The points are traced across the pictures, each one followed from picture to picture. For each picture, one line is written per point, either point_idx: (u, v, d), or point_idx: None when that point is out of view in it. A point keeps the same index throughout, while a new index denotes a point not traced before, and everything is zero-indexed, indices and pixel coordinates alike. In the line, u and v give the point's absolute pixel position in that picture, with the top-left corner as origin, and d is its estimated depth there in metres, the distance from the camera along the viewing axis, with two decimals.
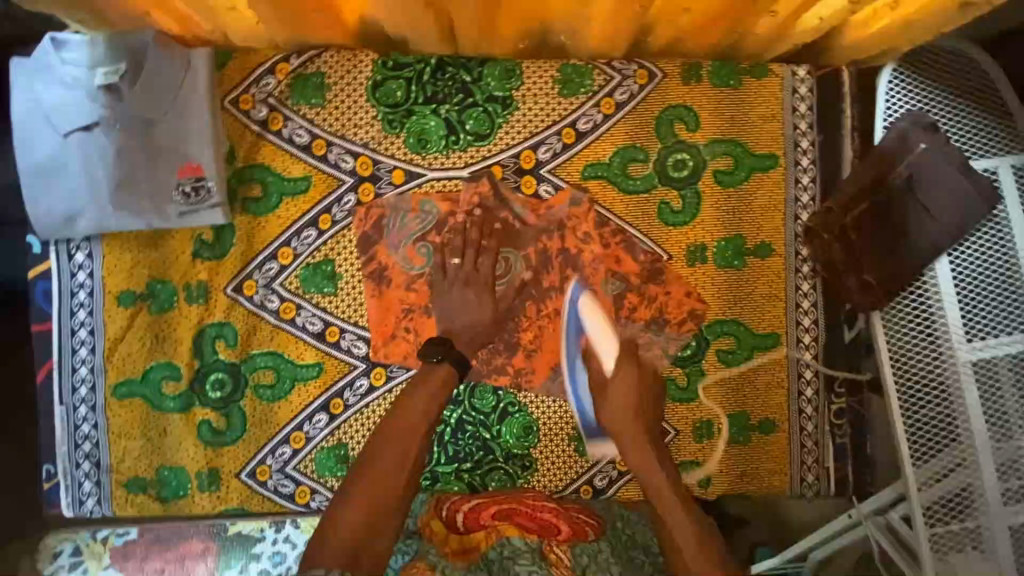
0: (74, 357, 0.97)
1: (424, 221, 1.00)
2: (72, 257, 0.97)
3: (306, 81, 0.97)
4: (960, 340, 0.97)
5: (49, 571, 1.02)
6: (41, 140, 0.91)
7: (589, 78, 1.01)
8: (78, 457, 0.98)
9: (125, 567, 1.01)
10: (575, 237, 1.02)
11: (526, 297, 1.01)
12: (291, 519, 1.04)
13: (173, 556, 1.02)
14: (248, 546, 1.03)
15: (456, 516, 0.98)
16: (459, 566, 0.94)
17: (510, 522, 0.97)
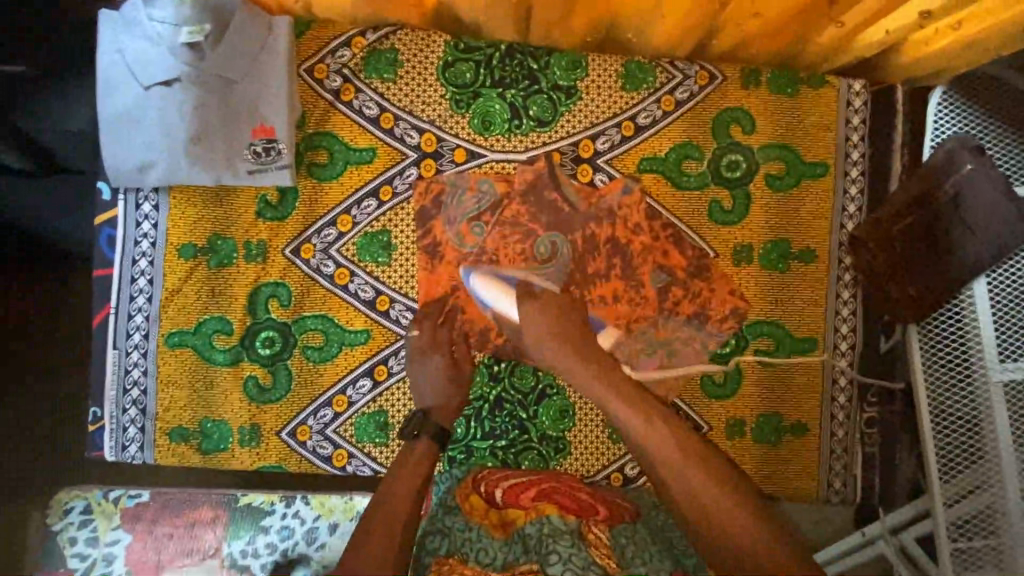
0: (131, 305, 1.00)
1: (481, 200, 1.02)
2: (139, 206, 1.00)
3: (379, 56, 1.01)
4: (993, 361, 0.96)
5: (59, 526, 1.09)
6: (122, 90, 0.94)
7: (651, 75, 1.04)
8: (126, 403, 1.00)
9: (135, 529, 1.09)
10: (626, 227, 1.04)
11: (572, 283, 1.02)
12: (302, 495, 1.14)
13: (181, 522, 1.10)
14: (257, 518, 1.12)
15: (494, 491, 0.96)
16: (497, 538, 0.89)
17: (549, 501, 0.93)
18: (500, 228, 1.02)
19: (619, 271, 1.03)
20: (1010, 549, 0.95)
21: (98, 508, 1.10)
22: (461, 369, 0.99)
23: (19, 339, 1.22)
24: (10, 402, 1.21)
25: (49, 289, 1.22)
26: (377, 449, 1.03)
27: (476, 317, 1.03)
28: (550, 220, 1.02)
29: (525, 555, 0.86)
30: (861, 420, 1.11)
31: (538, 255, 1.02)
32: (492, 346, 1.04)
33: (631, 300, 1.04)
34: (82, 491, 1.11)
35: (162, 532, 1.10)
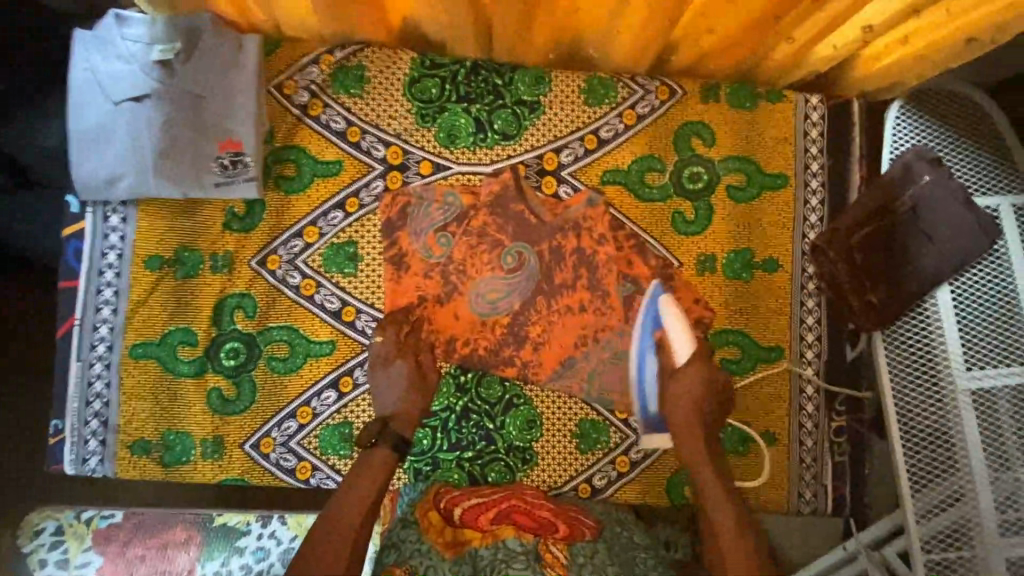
0: (95, 316, 1.00)
1: (447, 212, 1.03)
2: (107, 218, 1.01)
3: (347, 73, 1.03)
4: (959, 368, 0.98)
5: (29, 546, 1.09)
6: (92, 106, 0.96)
7: (613, 90, 1.07)
8: (87, 415, 0.99)
9: (107, 550, 1.08)
10: (592, 237, 1.04)
11: (538, 292, 1.03)
12: (279, 515, 1.13)
13: (154, 544, 1.10)
14: (232, 539, 1.11)
15: (453, 509, 0.95)
16: (446, 557, 0.88)
17: (508, 523, 0.93)
18: (466, 238, 1.03)
19: (585, 281, 1.03)
20: (983, 561, 0.95)
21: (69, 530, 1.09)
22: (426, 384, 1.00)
23: (19, 339, 1.20)
24: (10, 402, 1.20)
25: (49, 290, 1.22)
26: (341, 462, 1.02)
27: (444, 328, 1.03)
28: (516, 231, 1.03)
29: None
30: (829, 429, 1.10)
31: (504, 265, 1.03)
32: (458, 356, 1.04)
33: (599, 309, 1.04)
34: (54, 510, 1.10)
35: (133, 554, 1.08)
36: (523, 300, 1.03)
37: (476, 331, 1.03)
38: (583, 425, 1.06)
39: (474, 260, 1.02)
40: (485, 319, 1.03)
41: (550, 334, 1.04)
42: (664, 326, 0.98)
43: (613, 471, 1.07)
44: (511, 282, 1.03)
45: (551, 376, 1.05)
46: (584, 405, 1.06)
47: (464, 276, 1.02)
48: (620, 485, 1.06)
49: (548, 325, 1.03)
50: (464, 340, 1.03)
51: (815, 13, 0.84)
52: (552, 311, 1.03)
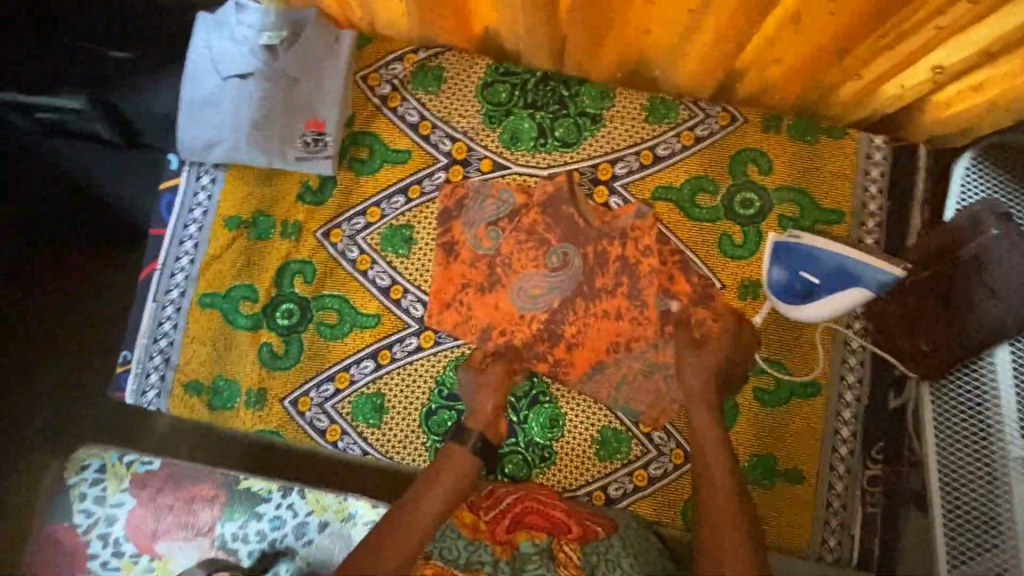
0: (175, 264, 1.10)
1: (500, 207, 1.08)
2: (199, 178, 1.12)
3: (427, 71, 1.12)
4: (1012, 432, 0.93)
5: (75, 479, 1.27)
6: (205, 80, 1.08)
7: (674, 111, 1.11)
8: (153, 350, 1.09)
9: (141, 492, 1.25)
10: (637, 248, 1.06)
11: (578, 293, 1.06)
12: (299, 489, 1.26)
13: (183, 496, 1.26)
14: (254, 503, 1.25)
15: (472, 505, 0.97)
16: (463, 533, 0.93)
17: (521, 526, 0.95)
18: (516, 234, 1.07)
19: (625, 289, 1.05)
20: None
21: (111, 469, 1.27)
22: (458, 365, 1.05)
23: (22, 338, 1.38)
24: (12, 401, 1.38)
25: (47, 292, 1.39)
26: (369, 430, 1.07)
27: (482, 316, 1.07)
28: (564, 232, 1.06)
29: (492, 568, 0.89)
30: (862, 476, 1.07)
31: (549, 264, 1.06)
32: (493, 345, 1.07)
33: (633, 319, 1.05)
34: (100, 452, 1.28)
35: (163, 502, 1.25)
36: (562, 299, 1.06)
37: (514, 323, 1.07)
38: (604, 433, 1.07)
39: (518, 254, 1.06)
40: (524, 313, 1.06)
41: (584, 336, 1.06)
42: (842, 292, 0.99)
43: (630, 483, 1.06)
44: (554, 281, 1.06)
45: (582, 378, 1.07)
46: (608, 413, 1.07)
47: (509, 270, 1.07)
48: (636, 499, 1.06)
49: (583, 326, 1.06)
50: (500, 331, 1.07)
51: (891, 48, 0.85)
52: (588, 313, 1.05)
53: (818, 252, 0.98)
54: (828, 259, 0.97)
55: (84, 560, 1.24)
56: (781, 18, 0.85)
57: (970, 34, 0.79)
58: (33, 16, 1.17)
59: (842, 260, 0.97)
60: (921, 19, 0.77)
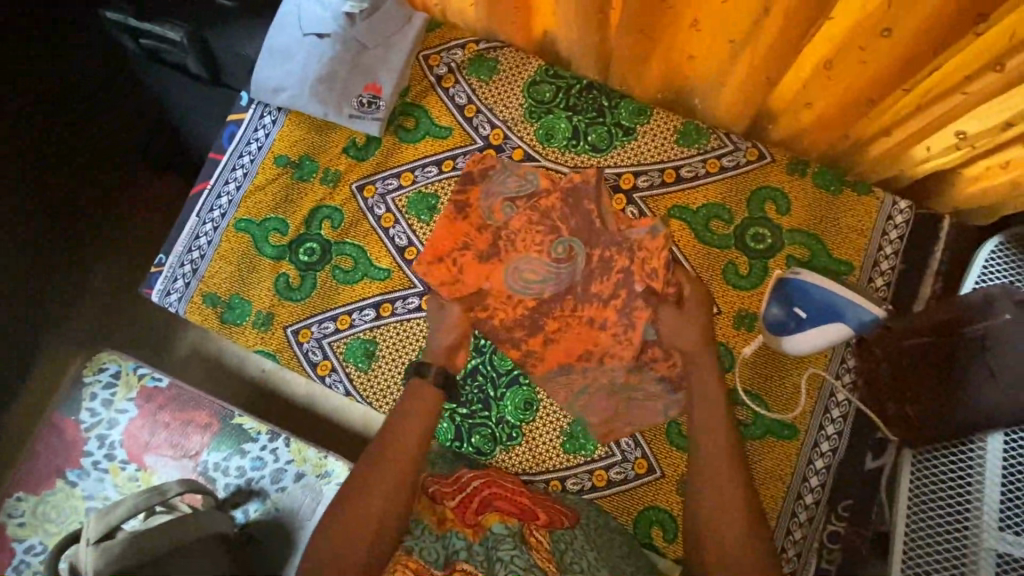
0: (223, 187, 1.21)
1: (523, 186, 1.03)
2: (262, 117, 1.24)
3: (483, 61, 1.21)
4: (991, 524, 0.91)
5: (90, 378, 1.38)
6: (288, 32, 1.21)
7: (705, 138, 1.15)
8: (185, 259, 1.19)
9: (145, 405, 1.37)
10: (642, 271, 0.99)
11: (570, 292, 1.03)
12: (285, 438, 1.37)
13: (179, 419, 1.37)
14: (241, 441, 1.36)
15: (441, 495, 0.96)
16: (433, 531, 0.90)
17: (489, 510, 0.93)
18: (530, 214, 1.03)
19: (618, 303, 1.02)
20: None
21: (124, 377, 1.39)
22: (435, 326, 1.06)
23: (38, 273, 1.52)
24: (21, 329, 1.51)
25: (74, 233, 1.55)
26: (356, 373, 1.13)
27: (471, 285, 1.03)
28: (578, 225, 1.02)
29: (466, 553, 0.86)
30: (823, 530, 1.05)
31: (556, 255, 1.01)
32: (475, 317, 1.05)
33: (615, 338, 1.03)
34: (119, 358, 1.39)
35: (162, 418, 1.37)
36: (555, 292, 1.03)
37: (500, 303, 1.05)
38: (574, 427, 1.10)
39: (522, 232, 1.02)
40: (513, 295, 1.04)
41: (562, 334, 1.05)
42: (830, 328, 1.01)
43: (588, 481, 1.09)
44: (556, 270, 1.02)
45: (551, 371, 1.08)
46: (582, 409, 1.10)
47: (511, 246, 1.02)
48: (590, 497, 1.09)
49: (567, 324, 1.04)
50: (486, 304, 1.05)
51: (920, 109, 0.88)
52: (572, 314, 1.04)
53: (812, 288, 1.01)
54: (819, 295, 1.00)
55: (78, 456, 1.35)
56: (816, 61, 0.90)
57: (997, 104, 0.80)
58: (34, 17, 1.42)
59: (835, 297, 1.00)
60: (950, 83, 0.80)
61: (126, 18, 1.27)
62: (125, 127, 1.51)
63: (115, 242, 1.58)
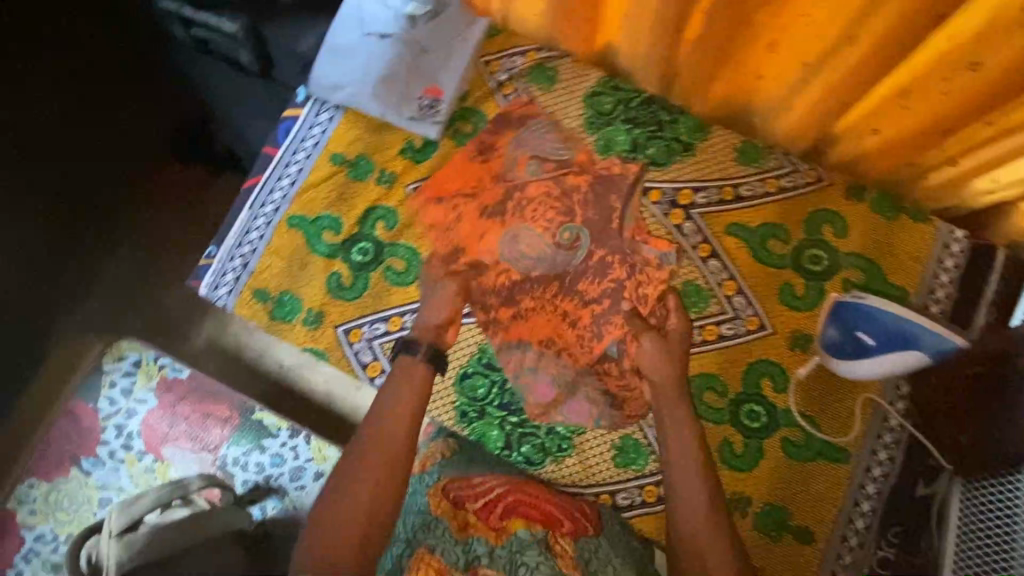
0: (276, 182, 1.20)
1: (555, 150, 1.08)
2: (318, 114, 1.22)
3: (543, 70, 1.21)
4: None
5: (111, 365, 1.43)
6: (348, 31, 1.20)
7: (764, 158, 1.15)
8: (235, 254, 1.17)
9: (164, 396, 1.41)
10: (633, 291, 1.03)
11: (557, 278, 1.05)
12: (306, 434, 1.38)
13: (198, 411, 1.40)
14: (260, 435, 1.38)
15: (463, 499, 0.93)
16: (454, 536, 0.88)
17: (514, 514, 0.92)
18: (551, 184, 1.05)
19: (596, 309, 1.04)
20: None
21: (144, 368, 1.42)
22: (430, 300, 1.03)
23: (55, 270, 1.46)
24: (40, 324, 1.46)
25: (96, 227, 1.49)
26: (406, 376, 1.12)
27: (466, 235, 1.06)
28: (595, 217, 1.04)
29: (488, 559, 0.86)
30: (873, 555, 1.05)
31: (559, 239, 1.04)
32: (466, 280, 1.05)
33: (586, 336, 1.05)
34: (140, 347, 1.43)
35: (181, 410, 1.39)
36: (542, 273, 1.05)
37: (492, 270, 1.05)
38: (621, 440, 1.10)
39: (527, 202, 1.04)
40: (501, 262, 1.05)
41: (537, 316, 1.06)
42: (892, 356, 1.02)
43: (638, 497, 1.09)
44: (553, 253, 1.04)
45: (533, 348, 1.08)
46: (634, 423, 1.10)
47: (517, 211, 1.05)
48: (639, 513, 1.08)
49: (541, 306, 1.06)
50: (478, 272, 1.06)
51: (994, 141, 0.88)
52: (552, 301, 1.05)
53: (879, 312, 1.00)
54: (883, 320, 1.01)
55: (94, 443, 1.39)
56: (886, 92, 0.91)
57: None
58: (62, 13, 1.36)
59: (905, 325, 1.00)
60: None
61: (180, 6, 1.27)
62: (145, 115, 1.48)
63: (136, 233, 1.53)
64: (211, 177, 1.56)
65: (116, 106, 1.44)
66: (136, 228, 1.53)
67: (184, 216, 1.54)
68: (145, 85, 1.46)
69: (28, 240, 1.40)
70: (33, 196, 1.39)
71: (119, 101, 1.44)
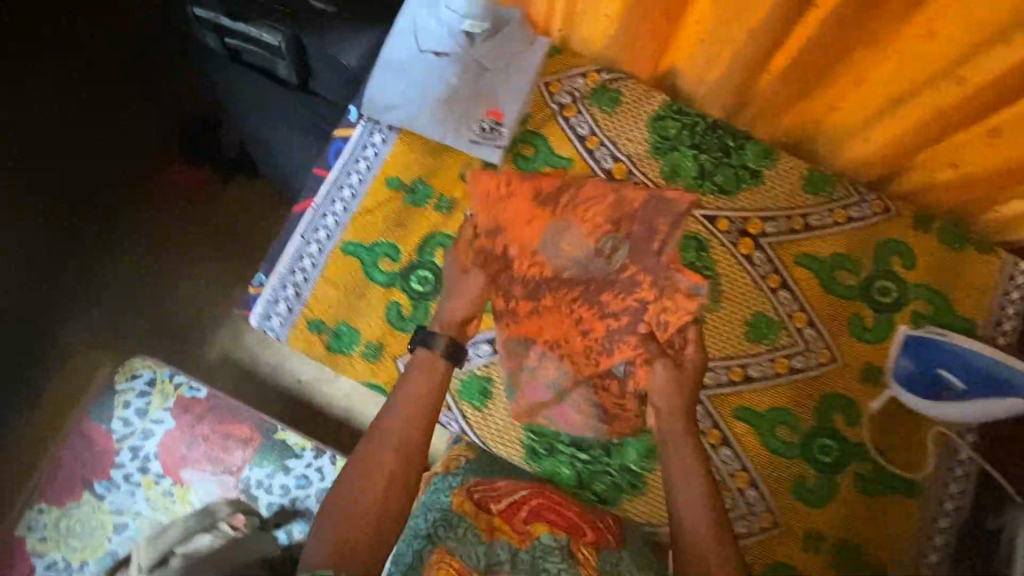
0: (329, 207, 1.14)
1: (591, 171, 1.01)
2: (371, 134, 1.17)
3: (607, 92, 1.17)
4: None
5: (122, 384, 1.28)
6: (403, 46, 1.14)
7: (833, 187, 1.13)
8: (288, 282, 1.12)
9: (181, 416, 1.27)
10: (655, 316, 0.98)
11: (588, 283, 0.98)
12: (331, 454, 1.26)
13: (218, 431, 1.27)
14: (284, 456, 1.26)
15: (487, 501, 0.93)
16: (477, 537, 0.88)
17: (539, 518, 0.91)
18: (594, 189, 0.98)
19: (612, 322, 0.98)
20: None
21: (160, 386, 1.29)
22: (452, 290, 1.01)
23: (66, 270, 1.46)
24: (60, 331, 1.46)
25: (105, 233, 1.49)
26: (472, 411, 1.10)
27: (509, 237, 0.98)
28: (641, 230, 0.97)
29: (510, 564, 0.84)
30: None
31: (600, 244, 0.97)
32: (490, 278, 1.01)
33: (597, 348, 1.00)
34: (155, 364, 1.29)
35: (201, 431, 1.27)
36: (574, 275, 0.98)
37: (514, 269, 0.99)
38: None
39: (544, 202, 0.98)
40: (533, 258, 0.98)
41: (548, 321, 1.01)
42: (978, 399, 1.01)
43: None
44: (589, 258, 0.97)
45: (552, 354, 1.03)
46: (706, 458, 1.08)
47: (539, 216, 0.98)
48: None
49: (558, 307, 0.99)
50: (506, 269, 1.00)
51: None
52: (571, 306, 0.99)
53: (966, 350, 1.02)
54: (970, 357, 1.02)
55: (108, 466, 1.24)
56: (977, 129, 0.90)
57: None
58: None
59: (992, 367, 1.01)
60: None
61: (216, 16, 1.18)
62: (145, 115, 1.44)
63: (136, 233, 1.52)
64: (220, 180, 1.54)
65: (115, 106, 1.40)
66: (136, 228, 1.52)
67: (183, 216, 1.53)
68: (145, 85, 1.43)
69: (28, 240, 1.35)
70: (33, 196, 1.34)
71: (119, 100, 1.41)
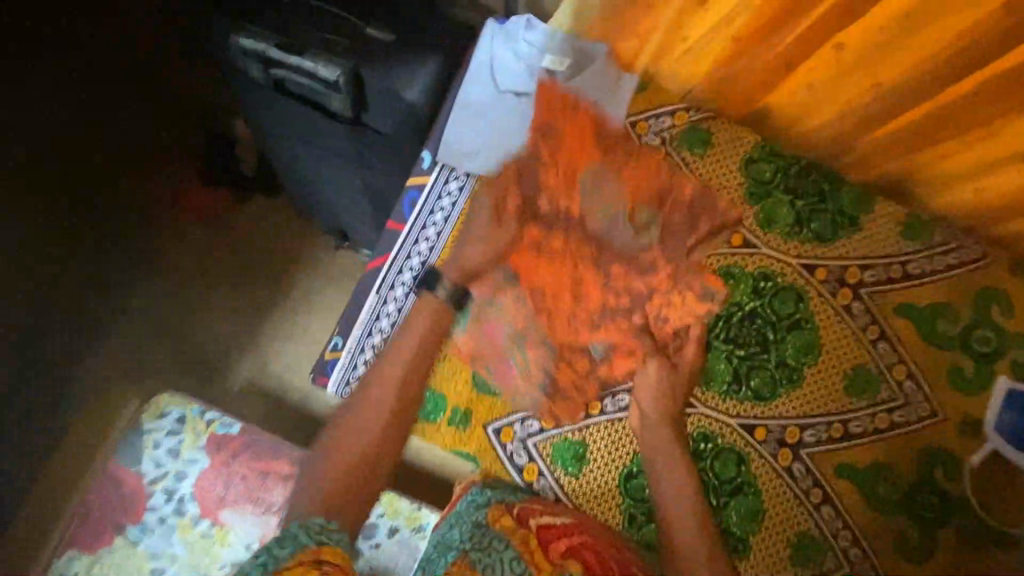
0: (406, 262, 1.10)
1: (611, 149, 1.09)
2: (446, 183, 1.10)
3: (696, 133, 1.10)
4: None
5: (150, 424, 1.08)
6: (481, 87, 1.08)
7: (931, 232, 1.09)
8: (366, 344, 1.09)
9: (216, 455, 1.07)
10: (654, 308, 1.08)
11: (595, 252, 1.07)
12: None
13: (257, 468, 1.07)
14: None
15: (531, 527, 0.85)
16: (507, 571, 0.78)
17: (577, 554, 0.79)
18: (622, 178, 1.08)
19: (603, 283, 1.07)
20: None
21: (191, 423, 1.09)
22: (478, 237, 1.05)
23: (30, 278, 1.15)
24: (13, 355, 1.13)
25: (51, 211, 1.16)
26: (567, 477, 1.05)
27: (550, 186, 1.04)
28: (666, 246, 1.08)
29: None
30: None
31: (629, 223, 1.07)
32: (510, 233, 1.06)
33: (586, 323, 1.07)
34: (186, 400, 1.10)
35: (238, 471, 1.07)
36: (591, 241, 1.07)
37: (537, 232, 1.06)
38: (801, 539, 1.05)
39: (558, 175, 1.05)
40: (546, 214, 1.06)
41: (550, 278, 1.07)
42: None
43: None
44: (616, 234, 1.07)
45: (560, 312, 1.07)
46: (807, 517, 1.05)
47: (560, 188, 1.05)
48: None
49: (564, 258, 1.06)
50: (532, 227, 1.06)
51: None
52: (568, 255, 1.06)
53: None
54: None
55: (142, 507, 1.05)
56: None
57: None
58: None
59: None
60: None
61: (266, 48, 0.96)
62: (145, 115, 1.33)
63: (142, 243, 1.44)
64: (239, 203, 1.48)
65: (118, 106, 1.24)
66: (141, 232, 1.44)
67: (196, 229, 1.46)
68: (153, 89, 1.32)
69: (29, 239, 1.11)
70: (35, 197, 1.10)
71: (119, 100, 1.25)
